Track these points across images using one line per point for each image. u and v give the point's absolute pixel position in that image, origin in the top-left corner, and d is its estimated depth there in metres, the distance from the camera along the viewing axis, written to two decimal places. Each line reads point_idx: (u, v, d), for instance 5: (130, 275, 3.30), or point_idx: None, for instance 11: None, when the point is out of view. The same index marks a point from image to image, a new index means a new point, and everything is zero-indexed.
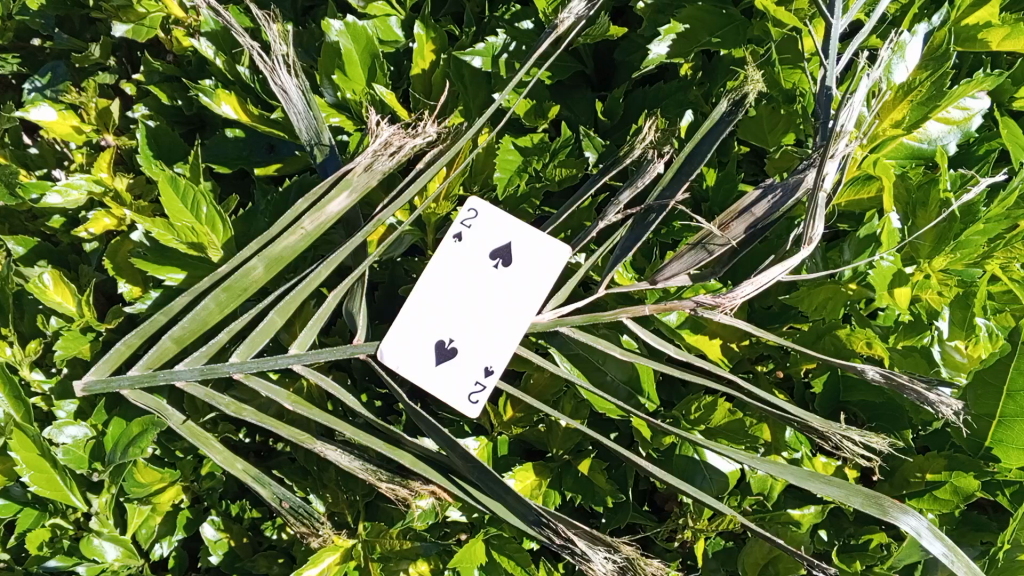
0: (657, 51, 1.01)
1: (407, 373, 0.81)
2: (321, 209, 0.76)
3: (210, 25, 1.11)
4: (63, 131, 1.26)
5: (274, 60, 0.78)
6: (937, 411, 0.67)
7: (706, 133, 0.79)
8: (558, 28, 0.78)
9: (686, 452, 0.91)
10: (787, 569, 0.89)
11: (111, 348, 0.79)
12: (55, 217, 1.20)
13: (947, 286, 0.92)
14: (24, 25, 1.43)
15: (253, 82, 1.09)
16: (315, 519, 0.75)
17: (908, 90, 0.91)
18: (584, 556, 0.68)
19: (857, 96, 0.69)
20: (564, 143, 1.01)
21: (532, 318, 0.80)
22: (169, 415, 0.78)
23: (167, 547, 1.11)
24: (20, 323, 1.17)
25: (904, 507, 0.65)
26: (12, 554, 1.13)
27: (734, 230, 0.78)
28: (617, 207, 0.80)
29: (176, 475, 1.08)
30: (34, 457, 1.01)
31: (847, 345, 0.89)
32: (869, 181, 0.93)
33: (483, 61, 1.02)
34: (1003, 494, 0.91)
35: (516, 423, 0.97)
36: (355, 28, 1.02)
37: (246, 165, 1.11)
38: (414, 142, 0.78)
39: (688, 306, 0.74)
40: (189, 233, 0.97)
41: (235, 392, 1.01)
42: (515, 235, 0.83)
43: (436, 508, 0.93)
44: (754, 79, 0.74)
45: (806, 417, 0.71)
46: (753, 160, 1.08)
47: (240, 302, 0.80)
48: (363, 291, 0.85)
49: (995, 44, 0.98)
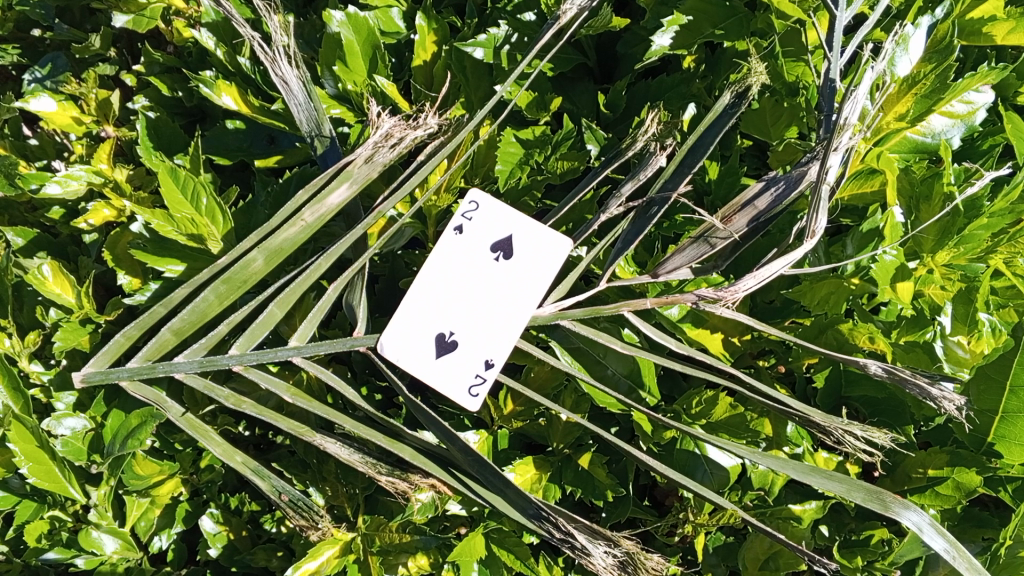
0: (661, 42, 0.99)
1: (407, 366, 0.80)
2: (322, 201, 0.75)
3: (211, 15, 1.11)
4: (63, 122, 1.25)
5: (274, 51, 0.76)
6: (940, 406, 0.67)
7: (709, 125, 0.78)
8: (560, 19, 0.77)
9: (687, 446, 0.90)
10: (788, 564, 0.88)
11: (110, 339, 0.78)
12: (55, 208, 1.19)
13: (950, 281, 0.91)
14: (23, 16, 1.42)
15: (254, 73, 1.11)
16: (315, 512, 0.74)
17: (912, 83, 0.90)
18: (584, 550, 0.67)
19: (860, 89, 0.68)
20: (566, 136, 1.00)
21: (533, 311, 0.79)
22: (169, 407, 0.77)
23: (167, 539, 1.11)
24: (18, 315, 1.16)
25: (906, 503, 0.64)
26: (10, 546, 1.14)
27: (736, 223, 0.77)
28: (618, 200, 0.79)
29: (176, 468, 1.08)
30: (33, 448, 0.98)
31: (850, 339, 0.88)
32: (873, 175, 0.92)
33: (486, 52, 1.01)
34: (1005, 490, 0.91)
35: (516, 417, 0.97)
36: (356, 19, 1.01)
37: (246, 156, 1.11)
38: (415, 134, 0.77)
39: (689, 299, 0.72)
40: (189, 225, 0.97)
41: (235, 385, 1.02)
42: (517, 227, 0.83)
43: (436, 501, 0.93)
44: (757, 70, 0.74)
45: (807, 410, 0.70)
46: (755, 154, 1.08)
47: (240, 294, 0.79)
48: (363, 283, 0.84)
49: (1000, 38, 0.97)
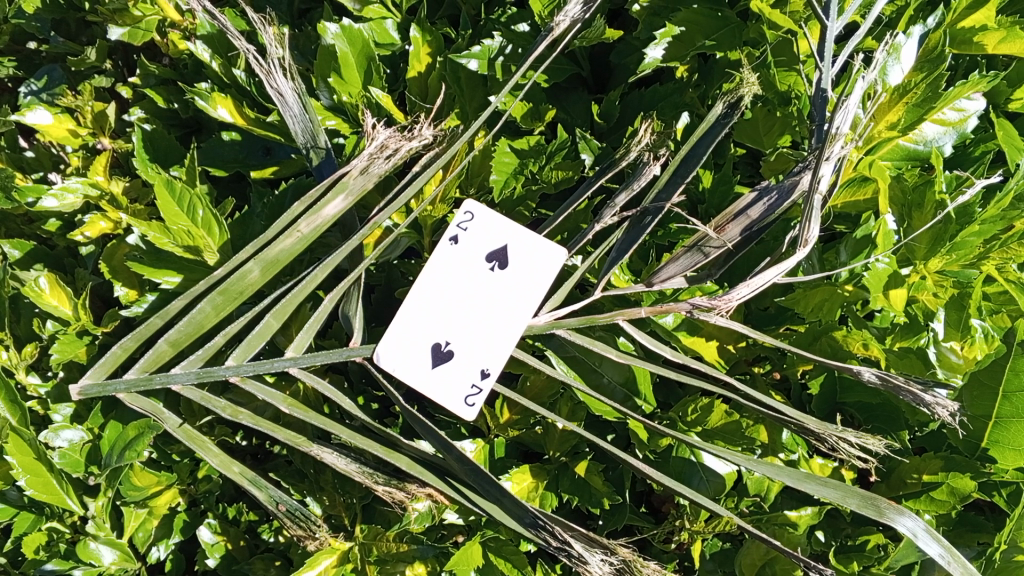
0: (654, 55, 1.00)
1: (405, 377, 0.81)
2: (318, 212, 0.76)
3: (206, 28, 1.13)
4: (59, 135, 1.26)
5: (269, 63, 0.76)
6: (934, 412, 0.67)
7: (702, 135, 0.79)
8: (553, 30, 0.78)
9: (683, 453, 0.91)
10: (784, 570, 0.89)
11: (107, 350, 0.78)
12: (52, 220, 1.20)
13: (943, 287, 0.92)
14: (19, 29, 1.43)
15: (249, 85, 1.10)
16: (312, 521, 0.74)
17: (903, 92, 0.91)
18: (581, 558, 0.68)
19: (851, 99, 0.69)
20: (562, 145, 1.00)
21: (527, 321, 0.79)
22: (165, 419, 0.77)
23: (165, 550, 1.10)
24: (17, 327, 1.17)
25: (900, 509, 0.65)
26: (9, 558, 1.14)
27: (729, 232, 0.78)
28: (612, 210, 0.80)
29: (173, 479, 1.07)
30: (31, 461, 1.00)
31: (844, 345, 0.90)
32: (864, 184, 0.93)
33: (479, 64, 1.02)
34: (1000, 494, 0.92)
35: (513, 425, 0.97)
36: (351, 31, 1.02)
37: (242, 167, 1.11)
38: (410, 145, 0.78)
39: (684, 308, 0.73)
40: (186, 237, 0.98)
41: (233, 395, 1.03)
42: (512, 238, 0.83)
43: (433, 510, 0.93)
44: (749, 80, 0.75)
45: (801, 417, 0.71)
46: (749, 162, 1.08)
47: (237, 306, 0.79)
48: (359, 294, 0.85)
49: (990, 47, 0.98)
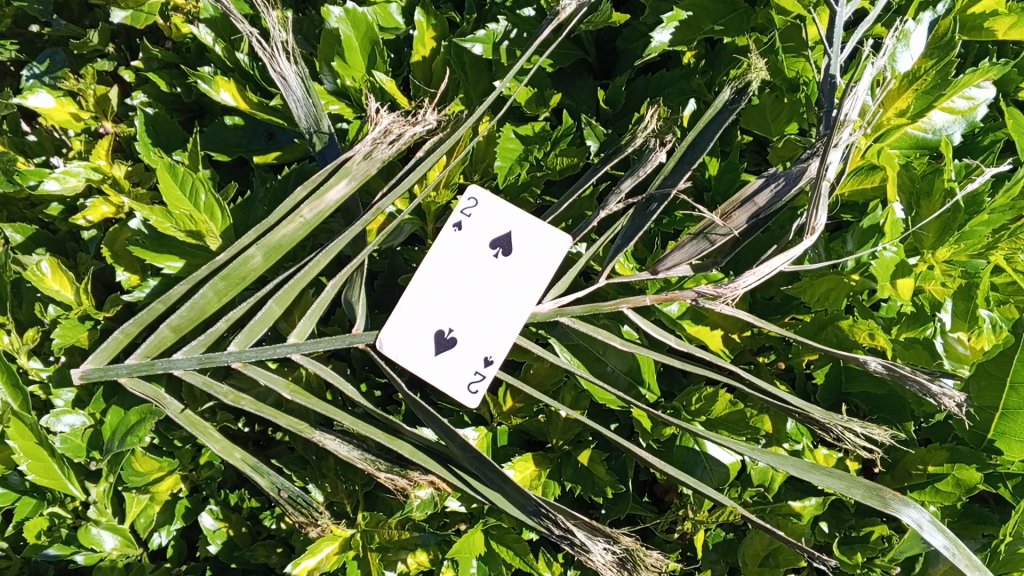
0: (661, 38, 0.99)
1: (407, 363, 0.80)
2: (321, 197, 0.75)
3: (209, 12, 1.11)
4: (62, 118, 1.26)
5: (274, 47, 0.76)
6: (940, 402, 0.66)
7: (709, 121, 0.77)
8: (559, 15, 0.77)
9: (686, 443, 0.90)
10: (787, 561, 0.89)
11: (109, 336, 0.78)
12: (54, 204, 1.19)
13: (951, 277, 0.91)
14: (22, 12, 1.41)
15: (253, 69, 1.08)
16: (314, 508, 0.74)
17: (912, 79, 0.90)
18: (584, 546, 0.67)
19: (861, 85, 0.68)
20: (565, 132, 1.00)
21: (532, 308, 0.79)
22: (167, 404, 0.77)
23: (166, 537, 1.10)
24: (18, 311, 1.16)
25: (905, 500, 0.65)
26: (10, 542, 1.15)
27: (736, 220, 0.76)
28: (618, 196, 0.78)
29: (175, 464, 1.08)
30: (31, 445, 1.00)
31: (850, 335, 0.89)
32: (873, 171, 0.92)
33: (484, 48, 1.00)
34: (1005, 486, 0.92)
35: (516, 413, 0.97)
36: (355, 15, 1.01)
37: (245, 152, 1.11)
38: (414, 130, 0.77)
39: (688, 296, 0.72)
40: (188, 221, 0.97)
41: (234, 381, 1.02)
42: (516, 224, 0.82)
43: (435, 498, 0.93)
44: (757, 66, 0.74)
45: (806, 407, 0.70)
46: (756, 150, 1.07)
47: (240, 291, 0.78)
48: (362, 280, 0.84)
49: (1001, 33, 0.96)
